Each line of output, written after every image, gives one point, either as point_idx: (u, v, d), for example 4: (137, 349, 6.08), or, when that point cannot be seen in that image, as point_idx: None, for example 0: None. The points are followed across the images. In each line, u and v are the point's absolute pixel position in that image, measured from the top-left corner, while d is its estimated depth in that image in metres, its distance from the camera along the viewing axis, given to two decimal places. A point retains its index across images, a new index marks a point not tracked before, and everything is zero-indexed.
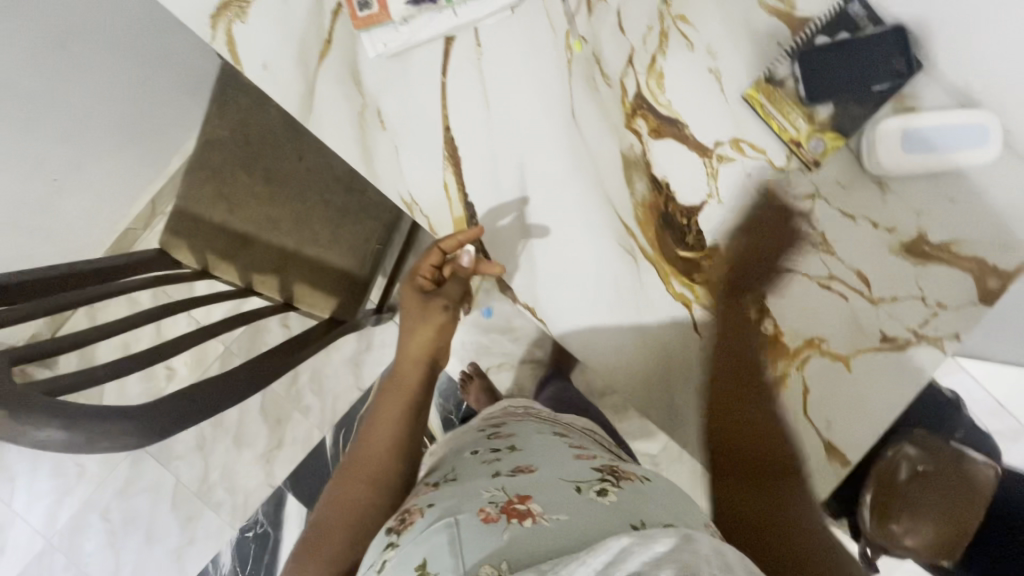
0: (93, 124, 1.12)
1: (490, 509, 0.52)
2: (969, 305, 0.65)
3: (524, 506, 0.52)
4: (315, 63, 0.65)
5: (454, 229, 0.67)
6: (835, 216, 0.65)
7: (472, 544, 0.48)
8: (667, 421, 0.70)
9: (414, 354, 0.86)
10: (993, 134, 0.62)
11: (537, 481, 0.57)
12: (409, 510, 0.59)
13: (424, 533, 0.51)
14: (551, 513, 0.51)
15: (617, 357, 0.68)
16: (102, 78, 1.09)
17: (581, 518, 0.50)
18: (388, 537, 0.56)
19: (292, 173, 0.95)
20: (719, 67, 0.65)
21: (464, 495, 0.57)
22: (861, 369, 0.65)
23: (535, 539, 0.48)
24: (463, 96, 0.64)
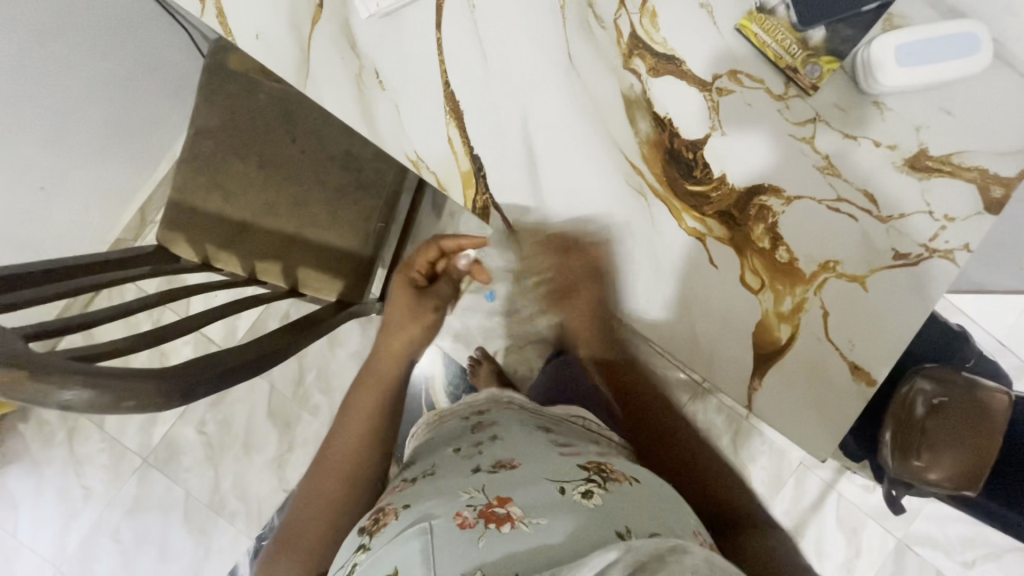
0: (77, 132, 1.11)
1: (467, 513, 0.53)
2: (975, 215, 0.65)
3: (502, 510, 0.53)
4: (308, 25, 0.64)
5: (463, 184, 0.67)
6: (837, 138, 0.66)
7: (448, 556, 0.49)
8: (688, 349, 0.69)
9: (394, 350, 0.89)
10: (983, 43, 0.64)
11: (518, 482, 0.58)
12: (382, 509, 0.61)
13: (398, 539, 0.53)
14: (530, 518, 0.52)
15: (637, 293, 0.68)
16: (83, 86, 1.08)
17: (566, 522, 0.52)
18: (362, 537, 0.58)
19: (286, 159, 0.94)
20: (711, 2, 0.65)
21: (441, 495, 0.58)
22: (875, 289, 0.66)
23: (512, 548, 0.49)
24: (458, 47, 0.64)
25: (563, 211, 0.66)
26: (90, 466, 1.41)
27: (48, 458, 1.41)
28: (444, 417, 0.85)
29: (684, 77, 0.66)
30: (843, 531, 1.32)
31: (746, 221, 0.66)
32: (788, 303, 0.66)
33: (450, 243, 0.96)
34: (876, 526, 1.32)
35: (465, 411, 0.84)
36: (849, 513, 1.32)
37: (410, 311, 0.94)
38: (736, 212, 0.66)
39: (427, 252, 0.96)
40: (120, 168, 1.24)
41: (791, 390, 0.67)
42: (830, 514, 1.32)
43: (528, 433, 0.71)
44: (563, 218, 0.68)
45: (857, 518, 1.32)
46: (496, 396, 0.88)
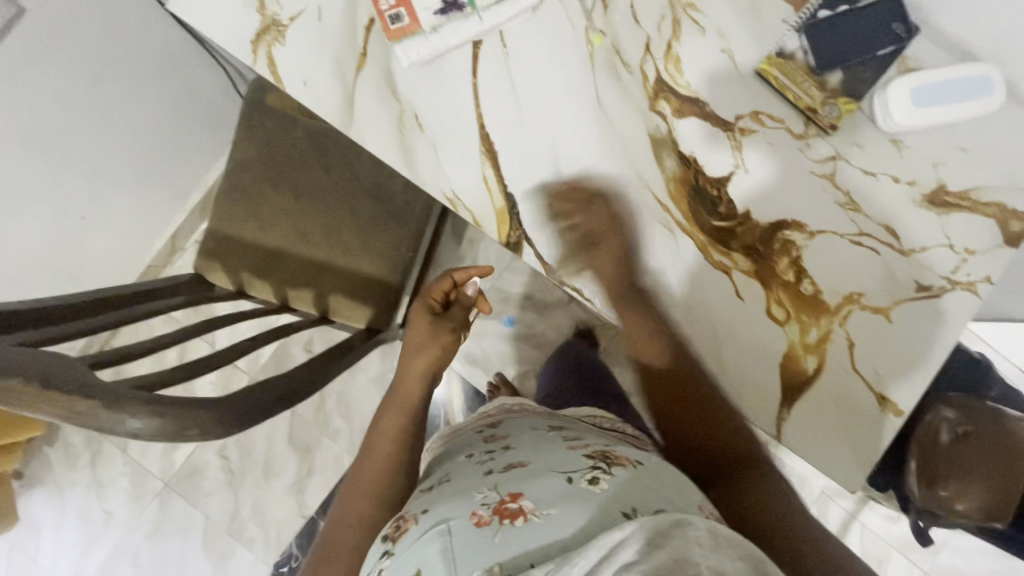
0: (114, 156, 1.09)
1: (482, 512, 0.55)
2: (996, 248, 0.69)
3: (516, 504, 0.54)
4: (352, 71, 0.68)
5: (499, 221, 0.69)
6: (858, 174, 0.69)
7: (467, 555, 0.51)
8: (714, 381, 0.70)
9: (414, 376, 0.87)
10: (999, 83, 0.66)
11: (530, 477, 0.59)
12: (404, 517, 0.62)
13: (419, 542, 0.55)
14: (542, 509, 0.53)
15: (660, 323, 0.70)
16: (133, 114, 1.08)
17: (574, 511, 0.52)
18: (385, 545, 0.59)
19: (317, 190, 0.95)
20: (732, 48, 0.69)
21: (456, 497, 0.59)
22: (899, 320, 0.68)
23: (526, 541, 0.51)
24: (494, 92, 0.68)
25: (590, 243, 0.69)
26: (112, 490, 1.43)
27: (71, 482, 1.42)
28: (457, 431, 0.86)
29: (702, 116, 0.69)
30: (868, 564, 1.29)
31: (770, 254, 0.68)
32: (814, 334, 0.68)
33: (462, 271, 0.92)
34: (902, 558, 1.30)
35: (478, 423, 0.85)
36: (873, 544, 1.30)
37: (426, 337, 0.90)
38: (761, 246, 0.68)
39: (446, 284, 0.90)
40: (155, 203, 1.25)
41: (818, 419, 0.68)
42: (854, 546, 1.30)
43: (537, 437, 0.71)
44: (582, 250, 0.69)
45: (882, 549, 1.30)
46: (508, 405, 0.89)
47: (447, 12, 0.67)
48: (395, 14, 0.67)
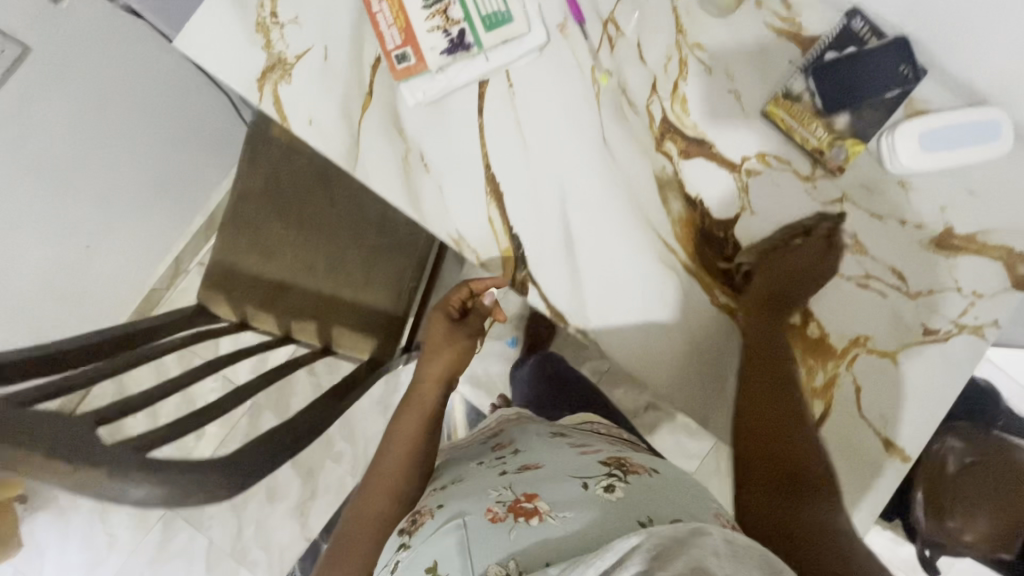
0: (121, 185, 1.09)
1: (497, 509, 0.56)
2: (1003, 291, 0.68)
3: (530, 504, 0.54)
4: (358, 112, 0.68)
5: (503, 261, 0.69)
6: (865, 217, 0.68)
7: (481, 550, 0.51)
8: (701, 413, 0.70)
9: (435, 375, 0.83)
10: (1006, 128, 0.66)
11: (544, 479, 0.59)
12: (420, 511, 0.64)
13: (435, 535, 0.56)
14: (556, 511, 0.53)
15: (654, 338, 0.69)
16: (142, 142, 1.07)
17: (588, 513, 0.52)
18: (402, 538, 0.62)
19: (324, 219, 0.96)
20: (738, 89, 0.69)
21: (473, 494, 0.61)
22: (907, 364, 0.68)
23: (541, 538, 0.50)
24: (500, 132, 0.68)
25: (598, 286, 0.68)
26: (115, 512, 1.42)
27: (73, 505, 1.42)
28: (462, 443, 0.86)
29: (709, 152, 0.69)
30: None
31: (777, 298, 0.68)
32: (820, 379, 0.68)
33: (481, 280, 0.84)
34: None
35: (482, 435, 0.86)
36: None
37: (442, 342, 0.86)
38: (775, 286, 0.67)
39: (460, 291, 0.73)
40: (159, 225, 1.25)
41: (826, 461, 0.68)
42: None
43: (546, 442, 0.72)
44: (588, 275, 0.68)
45: None
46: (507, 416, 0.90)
47: (454, 52, 0.66)
48: (402, 54, 0.67)
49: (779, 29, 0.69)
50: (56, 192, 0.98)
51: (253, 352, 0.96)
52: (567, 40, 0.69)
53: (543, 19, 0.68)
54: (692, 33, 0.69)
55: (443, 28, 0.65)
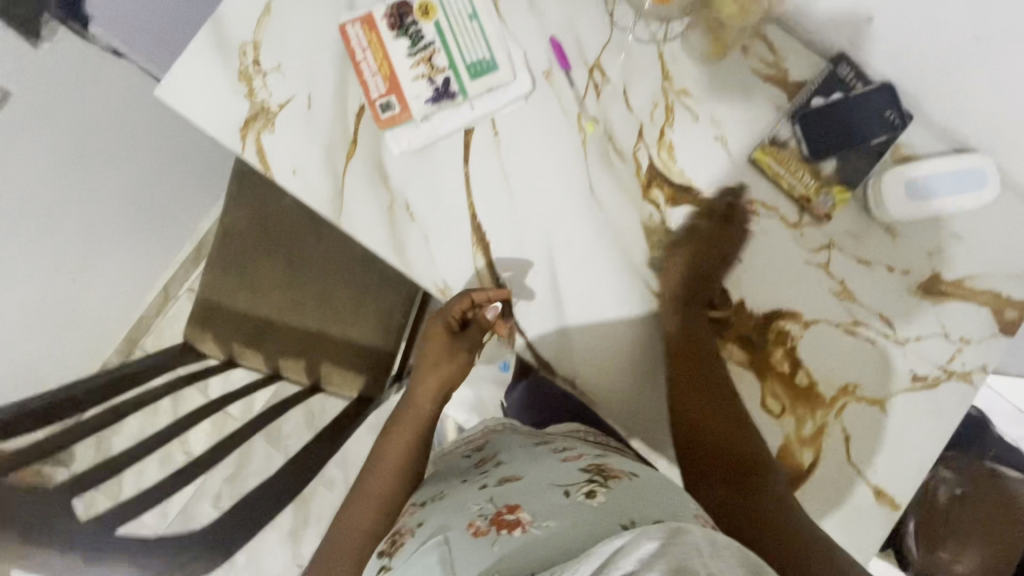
0: (107, 221, 1.07)
1: (479, 524, 0.53)
2: (990, 336, 0.68)
3: (512, 516, 0.52)
4: (343, 161, 0.68)
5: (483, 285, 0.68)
6: (852, 263, 0.68)
7: (462, 564, 0.48)
8: (641, 416, 0.70)
9: (431, 387, 0.78)
10: (991, 175, 0.66)
11: (525, 489, 0.57)
12: (400, 532, 0.61)
13: (415, 555, 0.53)
14: (538, 521, 0.50)
15: (602, 343, 0.68)
16: (129, 177, 1.06)
17: (570, 519, 0.50)
18: (380, 560, 0.57)
19: (314, 256, 0.97)
20: (725, 135, 0.69)
21: (453, 510, 0.58)
22: (896, 411, 0.68)
23: (523, 546, 0.47)
24: (486, 181, 0.68)
25: (585, 342, 0.68)
26: None
27: None
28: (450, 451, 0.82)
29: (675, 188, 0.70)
30: None
31: (764, 345, 0.68)
32: (809, 427, 0.68)
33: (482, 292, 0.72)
34: None
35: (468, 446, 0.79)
36: None
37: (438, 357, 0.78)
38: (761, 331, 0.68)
39: (458, 304, 0.67)
40: (148, 257, 1.24)
41: (816, 510, 0.67)
42: None
43: (529, 450, 0.69)
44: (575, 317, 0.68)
45: None
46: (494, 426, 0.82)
47: (439, 101, 0.67)
48: (386, 103, 0.67)
49: (766, 75, 0.69)
50: (45, 235, 0.96)
51: (243, 392, 0.96)
52: (554, 86, 0.68)
53: (528, 66, 0.68)
54: (678, 79, 0.69)
55: (428, 76, 0.67)
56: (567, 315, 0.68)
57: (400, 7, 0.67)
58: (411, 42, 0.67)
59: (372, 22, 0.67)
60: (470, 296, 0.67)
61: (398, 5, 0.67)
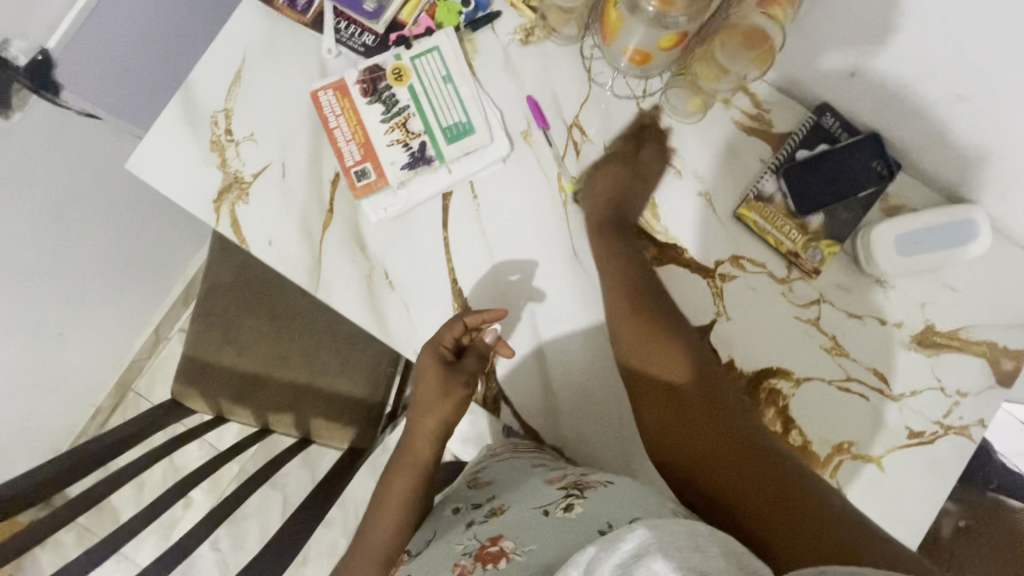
0: (91, 276, 1.03)
1: (466, 562, 0.50)
2: (987, 388, 0.67)
3: (497, 546, 0.49)
4: (319, 231, 0.66)
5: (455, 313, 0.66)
6: (842, 317, 0.67)
7: None
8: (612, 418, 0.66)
9: (431, 427, 0.66)
10: (982, 226, 0.64)
11: (508, 515, 0.53)
12: None
13: None
14: (522, 546, 0.48)
15: (572, 359, 0.67)
16: (109, 228, 1.02)
17: (554, 543, 0.46)
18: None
19: (297, 311, 0.97)
20: (709, 190, 0.68)
21: (441, 554, 0.54)
22: (893, 468, 0.66)
23: None
24: (466, 246, 0.67)
25: (562, 367, 0.67)
26: None
27: None
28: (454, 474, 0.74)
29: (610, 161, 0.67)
30: None
31: (756, 405, 0.67)
32: None
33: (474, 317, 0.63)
34: None
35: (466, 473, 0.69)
36: None
37: (439, 393, 0.65)
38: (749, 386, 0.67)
39: (450, 332, 0.63)
40: (138, 305, 1.20)
41: None
42: None
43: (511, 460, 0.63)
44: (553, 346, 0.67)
45: None
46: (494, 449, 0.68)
47: (415, 166, 0.66)
48: (361, 170, 0.66)
49: (747, 127, 0.68)
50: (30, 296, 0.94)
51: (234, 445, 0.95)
52: (532, 145, 0.67)
53: (505, 127, 0.67)
54: (660, 136, 0.68)
55: (403, 141, 0.66)
56: (553, 377, 0.67)
57: (373, 71, 0.66)
58: (385, 108, 0.66)
59: (344, 88, 0.66)
60: (461, 318, 0.63)
61: (370, 69, 0.66)
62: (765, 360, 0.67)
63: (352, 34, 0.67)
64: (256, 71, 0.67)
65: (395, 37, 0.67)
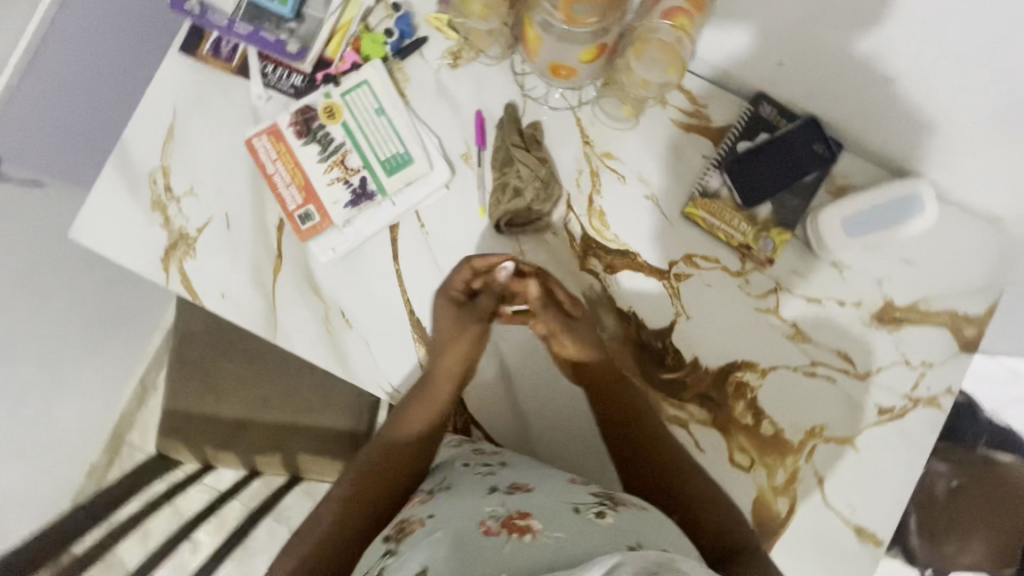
0: (68, 338, 1.00)
1: (491, 522, 0.45)
2: (952, 356, 0.67)
3: (525, 520, 0.45)
4: (270, 278, 0.66)
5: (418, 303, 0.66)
6: (802, 303, 0.67)
7: (472, 560, 0.41)
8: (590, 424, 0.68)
9: (453, 366, 0.64)
10: (928, 199, 0.64)
11: (538, 499, 0.49)
12: (408, 518, 0.51)
13: (428, 542, 0.44)
14: (550, 530, 0.43)
15: (535, 360, 0.68)
16: (78, 289, 0.98)
17: (584, 539, 0.42)
18: (387, 546, 0.48)
19: (271, 353, 0.96)
20: (654, 192, 0.68)
21: (463, 507, 0.49)
22: (866, 447, 0.66)
23: (527, 555, 0.40)
24: (419, 277, 0.67)
25: (524, 377, 0.68)
26: None
27: None
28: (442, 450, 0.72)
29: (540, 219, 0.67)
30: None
31: (725, 399, 0.67)
32: (782, 476, 0.66)
33: (485, 260, 0.64)
34: None
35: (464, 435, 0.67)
36: None
37: (455, 331, 0.64)
38: (714, 380, 0.67)
39: (460, 275, 0.64)
40: (119, 360, 1.18)
41: (799, 560, 0.65)
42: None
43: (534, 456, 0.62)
44: (512, 352, 0.69)
45: None
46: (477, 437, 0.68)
47: (358, 204, 0.65)
48: (305, 213, 0.65)
49: (685, 124, 0.68)
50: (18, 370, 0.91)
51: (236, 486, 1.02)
52: (474, 167, 0.67)
53: (444, 154, 0.67)
54: (600, 143, 0.67)
55: (344, 179, 0.66)
56: (519, 391, 0.68)
57: (305, 112, 0.66)
58: (321, 147, 0.66)
59: (279, 132, 0.66)
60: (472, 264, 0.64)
61: (302, 110, 0.66)
62: (729, 355, 0.67)
63: (280, 77, 0.67)
64: (189, 125, 0.67)
65: (323, 75, 0.67)
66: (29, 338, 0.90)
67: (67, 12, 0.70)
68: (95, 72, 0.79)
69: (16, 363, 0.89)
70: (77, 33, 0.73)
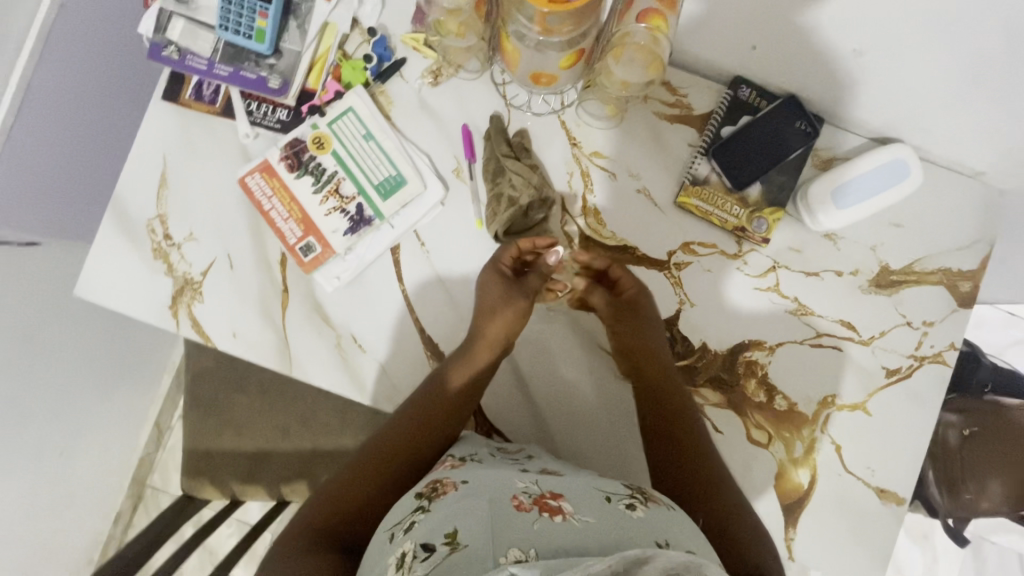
0: (80, 391, 1.00)
1: (523, 498, 0.46)
2: (950, 312, 0.68)
3: (557, 501, 0.46)
4: (279, 312, 0.67)
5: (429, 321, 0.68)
6: (801, 278, 0.69)
7: (502, 533, 0.42)
8: (606, 416, 0.69)
9: (494, 340, 0.66)
10: (911, 165, 0.65)
11: (568, 482, 0.50)
12: (440, 477, 0.53)
13: (463, 504, 0.46)
14: (580, 514, 0.45)
15: (549, 362, 0.70)
16: (84, 342, 0.99)
17: (612, 529, 0.44)
18: (418, 501, 0.50)
19: (284, 382, 0.97)
20: (646, 185, 0.69)
21: (496, 478, 0.51)
22: (878, 411, 0.68)
23: (556, 536, 0.42)
24: (425, 296, 0.68)
25: (540, 379, 0.69)
26: None
27: None
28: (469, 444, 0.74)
29: (539, 225, 0.69)
30: None
31: (737, 380, 0.68)
32: (800, 449, 0.68)
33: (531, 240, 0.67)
34: None
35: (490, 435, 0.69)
36: None
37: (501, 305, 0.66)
38: (723, 360, 0.69)
39: (508, 252, 0.67)
40: (131, 407, 1.18)
41: (827, 527, 0.67)
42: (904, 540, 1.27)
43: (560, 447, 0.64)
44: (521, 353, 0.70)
45: None
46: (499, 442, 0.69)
47: (357, 230, 0.66)
48: (306, 245, 0.66)
49: (668, 115, 0.69)
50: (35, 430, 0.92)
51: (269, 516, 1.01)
52: (466, 182, 0.68)
53: (436, 170, 0.68)
54: (588, 143, 0.69)
55: (340, 208, 0.67)
56: (534, 390, 0.69)
57: (294, 145, 0.67)
58: (314, 178, 0.67)
59: (270, 168, 0.66)
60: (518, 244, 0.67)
61: (291, 144, 0.67)
62: (736, 337, 0.68)
63: (265, 113, 0.68)
64: (181, 172, 0.67)
65: (307, 107, 0.67)
66: (41, 396, 0.91)
67: (41, 79, 0.69)
68: (78, 124, 0.79)
69: (31, 423, 0.89)
70: (57, 96, 0.73)
